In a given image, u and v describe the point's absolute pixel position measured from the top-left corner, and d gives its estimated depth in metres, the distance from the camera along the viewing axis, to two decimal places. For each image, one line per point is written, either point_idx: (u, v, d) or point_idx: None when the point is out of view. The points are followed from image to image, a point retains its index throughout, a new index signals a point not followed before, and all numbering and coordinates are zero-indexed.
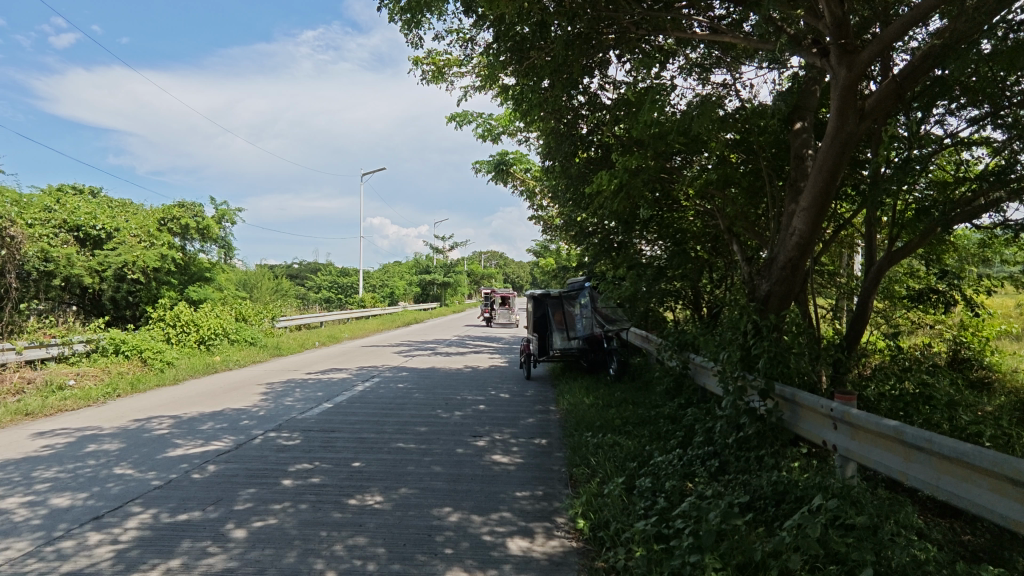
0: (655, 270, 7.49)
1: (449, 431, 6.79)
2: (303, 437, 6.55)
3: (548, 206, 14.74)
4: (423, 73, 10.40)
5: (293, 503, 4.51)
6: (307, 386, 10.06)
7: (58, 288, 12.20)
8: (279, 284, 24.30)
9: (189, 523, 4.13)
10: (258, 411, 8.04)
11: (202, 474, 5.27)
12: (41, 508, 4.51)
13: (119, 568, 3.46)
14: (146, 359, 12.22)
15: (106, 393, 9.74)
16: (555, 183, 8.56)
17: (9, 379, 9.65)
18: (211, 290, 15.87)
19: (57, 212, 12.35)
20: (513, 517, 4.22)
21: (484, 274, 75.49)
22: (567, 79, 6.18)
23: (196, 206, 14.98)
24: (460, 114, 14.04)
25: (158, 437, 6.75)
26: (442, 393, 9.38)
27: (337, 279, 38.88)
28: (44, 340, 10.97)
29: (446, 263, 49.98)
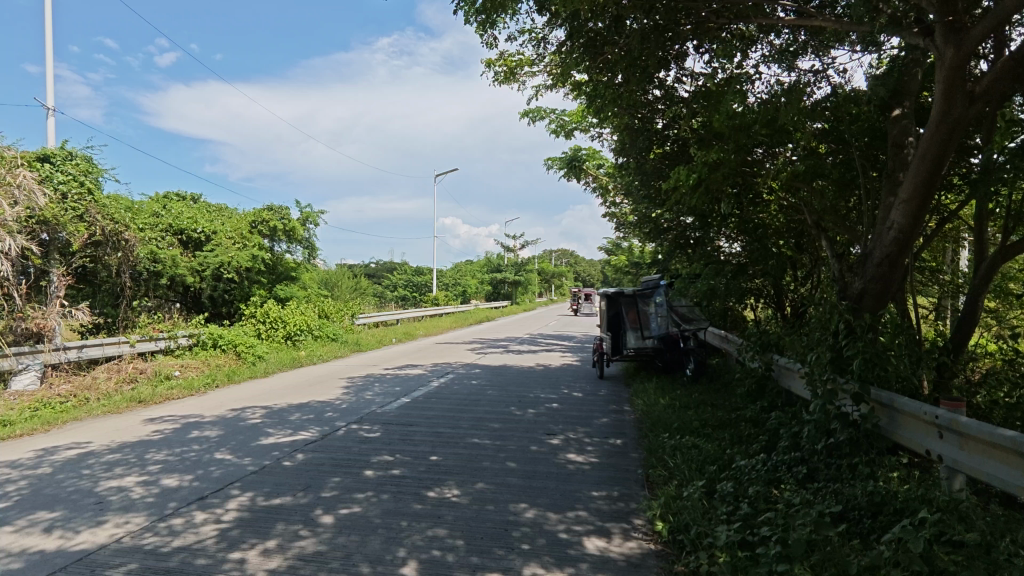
0: (735, 268, 7.20)
1: (523, 428, 6.85)
2: (383, 430, 6.81)
3: (620, 203, 14.53)
4: (496, 74, 10.50)
5: (376, 492, 4.70)
6: (385, 381, 10.46)
7: (165, 287, 13.32)
8: (357, 283, 25.35)
9: (283, 507, 4.40)
10: (341, 404, 8.44)
11: (291, 462, 5.60)
12: (153, 487, 4.95)
13: (222, 545, 3.73)
14: (240, 353, 13.16)
15: (206, 384, 10.54)
16: (630, 179, 8.42)
17: (125, 369, 10.64)
18: (296, 289, 16.78)
19: (163, 216, 13.44)
20: (590, 517, 4.20)
21: (554, 273, 75.49)
22: (642, 73, 6.06)
23: (283, 209, 15.87)
24: (533, 110, 14.07)
25: (253, 426, 7.23)
26: (515, 390, 9.47)
27: (411, 277, 40.09)
28: (153, 334, 12.01)
29: (517, 262, 50.37)
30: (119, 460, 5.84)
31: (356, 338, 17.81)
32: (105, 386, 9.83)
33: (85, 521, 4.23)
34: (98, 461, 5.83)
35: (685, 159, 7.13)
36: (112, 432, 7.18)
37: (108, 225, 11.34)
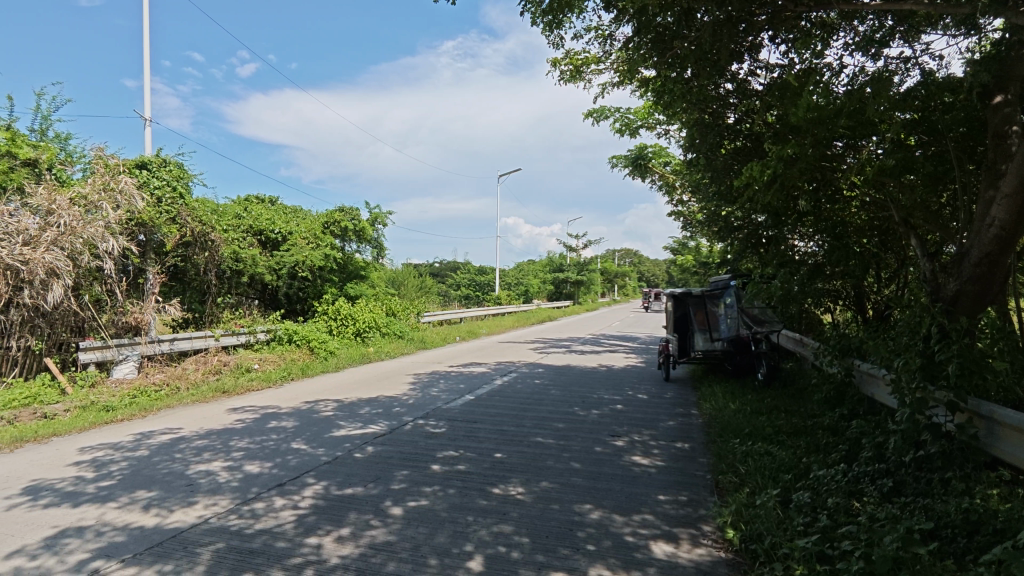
0: (811, 269, 6.86)
1: (587, 429, 6.81)
2: (448, 426, 6.94)
3: (688, 201, 14.19)
4: (561, 74, 10.48)
5: (443, 487, 4.80)
6: (450, 379, 10.66)
7: (246, 284, 14.13)
8: (422, 282, 25.95)
9: (355, 497, 4.58)
10: (408, 400, 8.68)
11: (362, 454, 5.81)
12: (237, 473, 5.27)
13: (299, 530, 3.93)
14: (313, 349, 13.78)
15: (283, 377, 11.12)
16: (699, 177, 8.19)
17: (212, 360, 11.38)
18: (366, 287, 17.45)
19: (245, 218, 14.25)
20: (656, 521, 4.12)
21: (618, 273, 74.47)
22: (712, 67, 5.89)
23: (353, 210, 16.47)
24: (597, 109, 13.95)
25: (326, 418, 7.55)
26: (578, 390, 9.42)
27: (474, 277, 40.59)
28: (235, 329, 12.78)
29: (579, 262, 50.00)
30: (207, 446, 6.25)
31: (422, 336, 18.24)
32: (194, 376, 10.57)
33: (178, 501, 4.56)
34: (189, 446, 6.27)
35: (758, 154, 6.80)
36: (200, 420, 7.70)
37: (197, 227, 12.18)
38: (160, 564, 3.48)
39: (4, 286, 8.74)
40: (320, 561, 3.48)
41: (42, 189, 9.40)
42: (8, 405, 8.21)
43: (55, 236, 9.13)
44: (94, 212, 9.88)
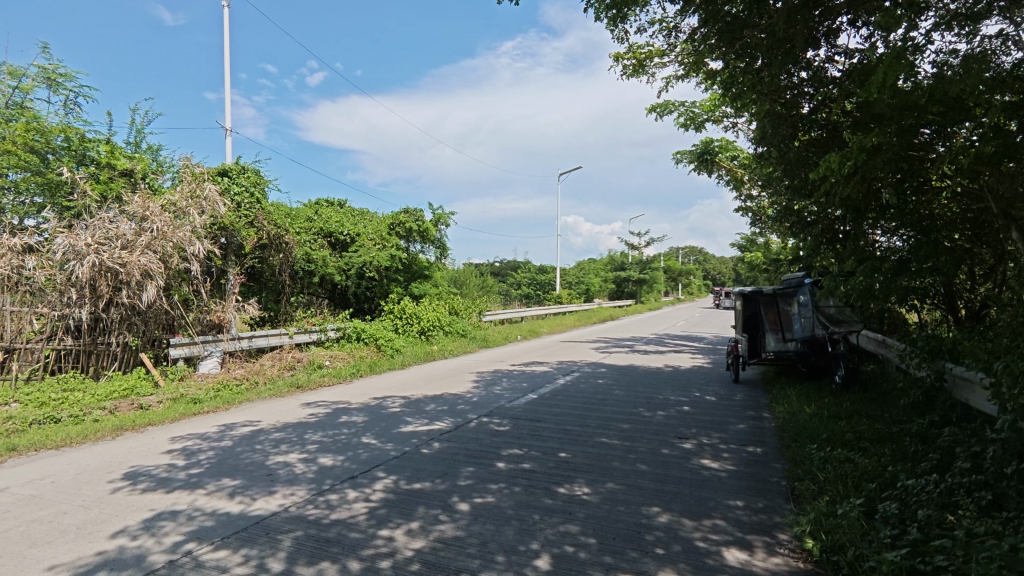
0: (896, 265, 6.42)
1: (652, 431, 6.68)
2: (512, 425, 6.99)
3: (757, 195, 13.65)
4: (624, 69, 10.32)
5: (508, 484, 4.84)
6: (512, 377, 10.73)
7: (316, 284, 14.75)
8: (483, 281, 26.23)
9: (423, 492, 4.69)
10: (472, 397, 8.80)
11: (429, 450, 5.95)
12: (313, 465, 5.50)
13: (372, 522, 4.06)
14: (380, 346, 14.21)
15: (352, 373, 11.54)
16: (770, 170, 7.87)
17: (286, 357, 11.97)
18: (429, 287, 17.83)
19: (316, 221, 14.84)
20: (728, 527, 4.00)
21: (682, 271, 72.61)
22: (785, 54, 5.61)
23: (418, 212, 16.84)
24: (661, 103, 13.64)
25: (393, 414, 7.77)
26: (643, 391, 9.25)
27: (535, 276, 40.65)
28: (308, 327, 13.36)
29: (641, 260, 49.06)
30: (284, 439, 6.58)
31: (484, 334, 18.44)
32: (270, 371, 11.16)
33: (259, 490, 4.81)
34: (267, 438, 6.62)
35: (837, 145, 6.40)
36: (277, 413, 8.11)
37: (273, 230, 12.82)
38: (245, 549, 3.69)
39: (105, 286, 9.50)
40: (392, 553, 3.58)
41: (137, 198, 10.20)
42: (109, 396, 8.92)
43: (149, 240, 9.88)
44: (181, 217, 10.64)
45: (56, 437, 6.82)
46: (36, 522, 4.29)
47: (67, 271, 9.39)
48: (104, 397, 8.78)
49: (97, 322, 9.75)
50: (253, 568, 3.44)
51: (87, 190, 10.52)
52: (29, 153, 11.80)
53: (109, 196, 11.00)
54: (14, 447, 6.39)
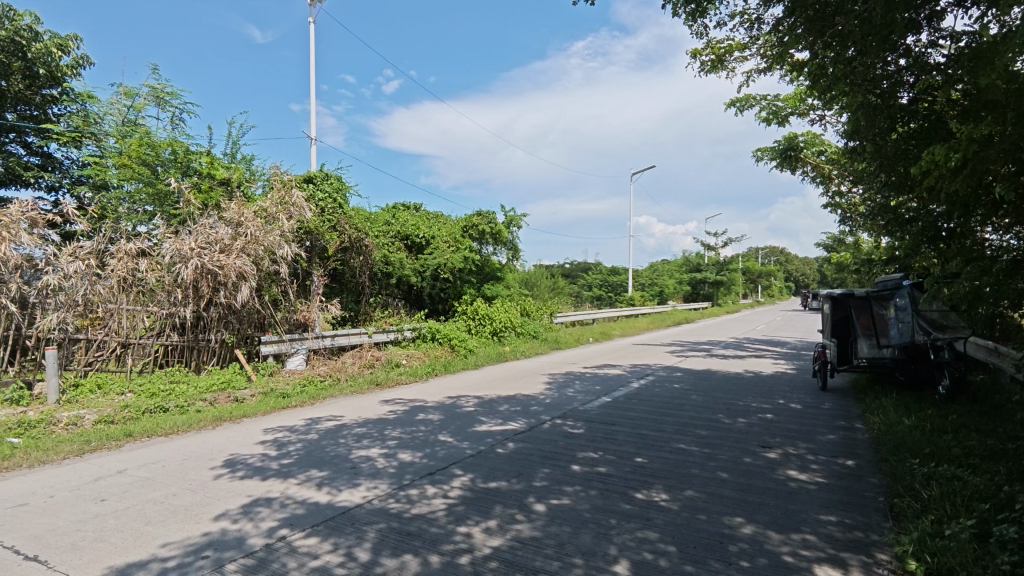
0: (1009, 264, 5.81)
1: (733, 438, 6.43)
2: (587, 427, 6.94)
3: (848, 192, 12.84)
4: (702, 65, 10.01)
5: (584, 487, 4.81)
6: (585, 380, 10.63)
7: (394, 285, 15.28)
8: (554, 283, 26.22)
9: (500, 491, 4.75)
10: (545, 399, 8.81)
11: (504, 450, 6.01)
12: (393, 460, 5.70)
13: (451, 519, 4.16)
14: (454, 347, 14.51)
15: (427, 372, 11.88)
16: (862, 165, 7.39)
17: (366, 356, 12.50)
18: (501, 288, 18.02)
19: (394, 224, 15.37)
20: (820, 543, 3.78)
21: (762, 272, 69.43)
22: (882, 41, 5.26)
23: (490, 214, 17.07)
24: (741, 98, 13.14)
25: (468, 413, 7.91)
26: (722, 397, 8.93)
27: (607, 277, 40.13)
28: (385, 327, 13.85)
29: (718, 261, 47.30)
30: (366, 434, 6.86)
31: (555, 336, 18.40)
32: (352, 368, 11.68)
33: (344, 482, 5.05)
34: (350, 433, 6.92)
35: (941, 135, 5.92)
36: (358, 409, 8.46)
37: (354, 234, 13.36)
38: (333, 537, 3.88)
39: (206, 287, 10.26)
40: (472, 550, 3.65)
41: (233, 206, 10.98)
42: (209, 388, 9.64)
43: (244, 244, 10.57)
44: (272, 223, 11.34)
45: (165, 425, 7.44)
46: (150, 502, 4.70)
47: (173, 274, 10.23)
48: (205, 390, 9.50)
49: (198, 319, 10.57)
50: (341, 556, 3.61)
51: (190, 198, 11.44)
52: (142, 166, 12.97)
53: (209, 204, 11.89)
54: (129, 434, 7.02)
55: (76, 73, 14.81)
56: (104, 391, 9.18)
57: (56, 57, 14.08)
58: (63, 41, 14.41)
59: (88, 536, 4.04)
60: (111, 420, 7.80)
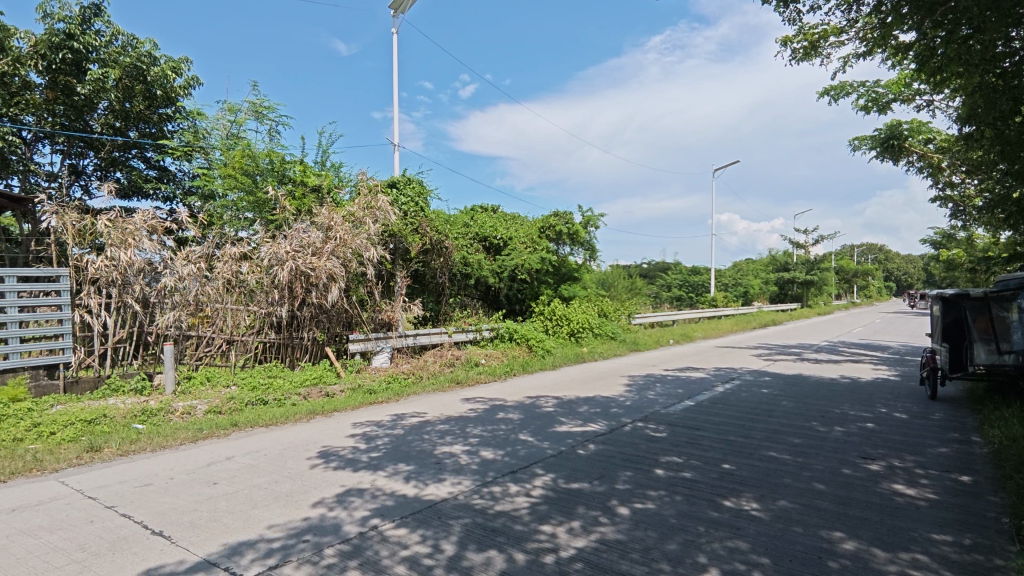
0: None
1: (831, 448, 6.05)
2: (670, 432, 6.76)
3: (961, 182, 11.77)
4: (793, 53, 9.51)
5: (669, 492, 4.70)
6: (667, 383, 10.36)
7: (472, 285, 15.62)
8: (632, 283, 25.76)
9: (582, 492, 4.74)
10: (625, 401, 8.67)
11: (585, 451, 5.98)
12: (476, 457, 5.82)
13: (534, 517, 4.20)
14: (532, 347, 14.56)
15: (506, 371, 12.02)
16: (979, 152, 6.75)
17: (446, 355, 12.84)
18: (579, 288, 17.92)
19: (472, 226, 15.67)
20: (932, 564, 3.49)
21: (858, 271, 64.79)
22: (1003, 16, 4.78)
23: (567, 215, 17.01)
24: (835, 86, 12.37)
25: (547, 413, 7.92)
26: (816, 404, 8.42)
27: (687, 278, 38.80)
28: (464, 327, 14.16)
29: (808, 260, 44.62)
30: (448, 430, 7.04)
31: (634, 337, 18.05)
32: (433, 367, 12.04)
33: (430, 477, 5.21)
34: (434, 429, 7.13)
35: None
36: (440, 406, 8.71)
37: (435, 236, 13.68)
38: (422, 529, 4.02)
39: (300, 288, 10.94)
40: (556, 549, 3.67)
41: (325, 211, 11.60)
42: (303, 382, 10.27)
43: (333, 247, 11.15)
44: (359, 226, 11.85)
45: (266, 416, 7.99)
46: (255, 487, 5.07)
47: (271, 275, 10.96)
48: (299, 384, 10.13)
49: (293, 319, 11.31)
50: (430, 548, 3.73)
51: (286, 205, 12.21)
52: (243, 176, 14.02)
53: (303, 210, 12.63)
54: (235, 424, 7.59)
55: (187, 93, 16.19)
56: (212, 382, 10.01)
57: (171, 78, 15.45)
58: (176, 64, 15.80)
59: (204, 515, 4.41)
60: (219, 410, 8.49)
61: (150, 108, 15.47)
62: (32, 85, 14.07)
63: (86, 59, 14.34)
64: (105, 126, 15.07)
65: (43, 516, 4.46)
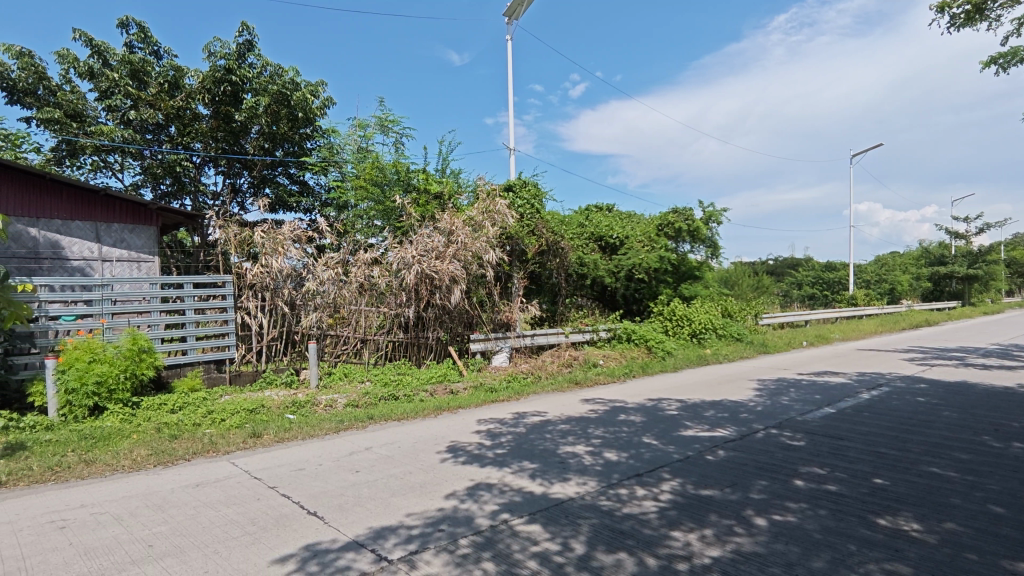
0: None
1: (1008, 466, 5.29)
2: (809, 440, 6.28)
3: None
4: (951, 19, 8.45)
5: (811, 505, 4.37)
6: (803, 388, 9.61)
7: (589, 286, 15.56)
8: (758, 281, 24.27)
9: (714, 500, 4.55)
10: (756, 406, 8.18)
11: (714, 457, 5.73)
12: (599, 458, 5.81)
13: (664, 522, 4.11)
14: (651, 348, 14.15)
15: (625, 373, 11.82)
16: None
17: (564, 355, 12.90)
18: (700, 288, 17.21)
19: (588, 226, 15.64)
20: None
21: None
22: None
23: (687, 211, 16.47)
24: (1004, 52, 10.81)
25: (671, 417, 7.69)
26: (988, 415, 7.39)
27: (821, 274, 35.73)
28: (582, 327, 14.20)
29: (970, 252, 39.22)
30: (570, 430, 7.08)
31: (762, 339, 16.93)
32: (551, 367, 12.17)
33: (555, 476, 5.28)
34: (555, 429, 7.20)
35: None
36: (561, 406, 8.77)
37: (551, 237, 13.76)
38: (550, 526, 4.08)
39: (425, 290, 11.54)
40: (689, 557, 3.56)
41: (446, 216, 12.14)
42: (429, 380, 10.85)
43: (455, 250, 11.61)
44: (479, 230, 12.24)
45: (397, 411, 8.55)
46: (393, 476, 5.45)
47: (400, 278, 11.63)
48: (426, 381, 10.72)
49: (419, 319, 11.96)
50: (559, 545, 3.78)
51: (411, 212, 12.95)
52: (373, 187, 15.10)
53: (426, 216, 13.32)
54: (371, 417, 8.19)
55: (324, 113, 17.75)
56: (350, 378, 10.90)
57: (310, 101, 17.00)
58: (314, 87, 17.38)
59: (350, 500, 4.82)
60: (357, 404, 9.22)
61: (293, 129, 17.12)
62: (200, 117, 16.16)
63: (242, 89, 16.19)
64: (256, 148, 16.99)
65: (220, 491, 5.12)
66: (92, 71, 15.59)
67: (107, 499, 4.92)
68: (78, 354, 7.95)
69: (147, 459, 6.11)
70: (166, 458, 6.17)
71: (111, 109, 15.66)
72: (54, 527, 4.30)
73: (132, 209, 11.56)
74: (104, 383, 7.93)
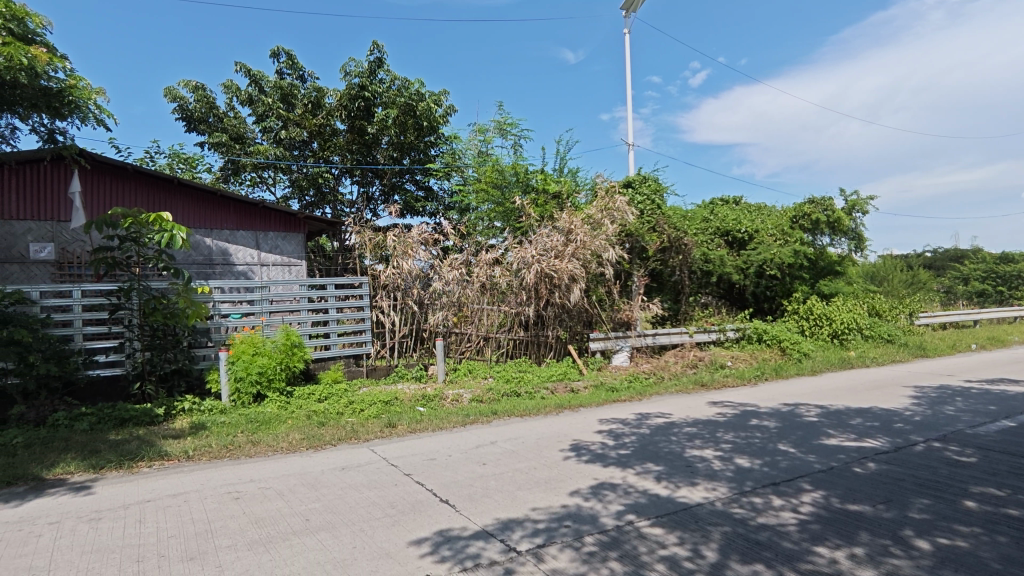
0: None
1: None
2: (982, 457, 5.50)
3: None
4: None
5: (987, 531, 3.84)
6: (972, 397, 8.43)
7: (714, 283, 14.84)
8: (913, 276, 21.69)
9: (864, 516, 4.15)
10: (913, 416, 7.31)
11: (863, 470, 5.22)
12: (730, 464, 5.53)
13: (806, 536, 3.82)
14: (785, 349, 13.19)
15: (756, 375, 11.14)
16: None
17: (688, 355, 12.45)
18: (841, 284, 15.78)
19: (712, 220, 14.89)
20: None
21: None
22: None
23: (826, 200, 15.28)
24: None
25: (811, 423, 7.11)
26: None
27: (993, 267, 31.07)
28: (707, 326, 13.60)
29: None
30: (698, 434, 6.81)
31: (919, 340, 15.09)
32: (675, 367, 11.78)
33: (682, 479, 5.12)
34: (681, 431, 6.96)
35: None
36: (687, 408, 8.45)
37: (673, 233, 13.32)
38: (679, 531, 3.97)
39: (545, 289, 11.64)
40: None
41: (565, 216, 12.16)
42: (550, 377, 10.99)
43: (574, 249, 11.59)
44: (598, 228, 12.14)
45: (520, 407, 8.75)
46: (518, 470, 5.60)
47: (519, 277, 11.76)
48: (546, 379, 10.85)
49: (539, 318, 12.08)
50: (689, 551, 3.67)
51: (530, 212, 13.17)
52: (494, 189, 15.54)
53: (545, 215, 13.50)
54: (495, 412, 8.45)
55: (447, 121, 18.61)
56: (474, 374, 11.33)
57: (433, 110, 17.87)
58: (438, 97, 18.27)
59: (479, 490, 5.02)
60: (481, 399, 9.56)
61: (419, 137, 18.10)
62: (338, 132, 17.64)
63: (374, 104, 17.42)
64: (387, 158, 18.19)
65: (363, 475, 5.58)
66: (251, 97, 17.62)
67: (270, 476, 5.56)
68: (243, 347, 9.08)
69: (301, 443, 6.80)
70: (316, 442, 6.83)
71: (266, 130, 17.59)
72: (230, 498, 4.94)
73: (285, 219, 12.91)
74: (264, 373, 8.96)
